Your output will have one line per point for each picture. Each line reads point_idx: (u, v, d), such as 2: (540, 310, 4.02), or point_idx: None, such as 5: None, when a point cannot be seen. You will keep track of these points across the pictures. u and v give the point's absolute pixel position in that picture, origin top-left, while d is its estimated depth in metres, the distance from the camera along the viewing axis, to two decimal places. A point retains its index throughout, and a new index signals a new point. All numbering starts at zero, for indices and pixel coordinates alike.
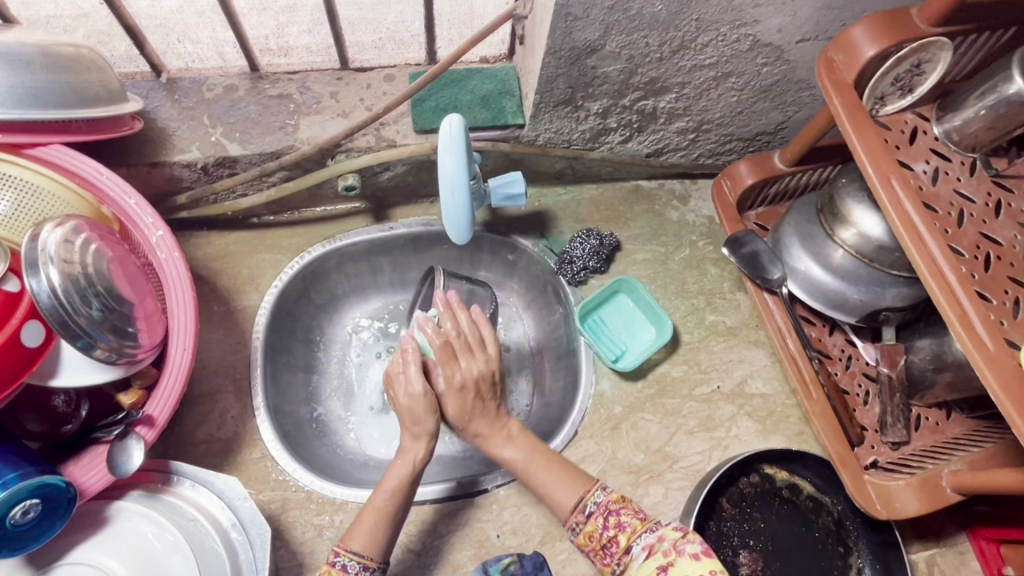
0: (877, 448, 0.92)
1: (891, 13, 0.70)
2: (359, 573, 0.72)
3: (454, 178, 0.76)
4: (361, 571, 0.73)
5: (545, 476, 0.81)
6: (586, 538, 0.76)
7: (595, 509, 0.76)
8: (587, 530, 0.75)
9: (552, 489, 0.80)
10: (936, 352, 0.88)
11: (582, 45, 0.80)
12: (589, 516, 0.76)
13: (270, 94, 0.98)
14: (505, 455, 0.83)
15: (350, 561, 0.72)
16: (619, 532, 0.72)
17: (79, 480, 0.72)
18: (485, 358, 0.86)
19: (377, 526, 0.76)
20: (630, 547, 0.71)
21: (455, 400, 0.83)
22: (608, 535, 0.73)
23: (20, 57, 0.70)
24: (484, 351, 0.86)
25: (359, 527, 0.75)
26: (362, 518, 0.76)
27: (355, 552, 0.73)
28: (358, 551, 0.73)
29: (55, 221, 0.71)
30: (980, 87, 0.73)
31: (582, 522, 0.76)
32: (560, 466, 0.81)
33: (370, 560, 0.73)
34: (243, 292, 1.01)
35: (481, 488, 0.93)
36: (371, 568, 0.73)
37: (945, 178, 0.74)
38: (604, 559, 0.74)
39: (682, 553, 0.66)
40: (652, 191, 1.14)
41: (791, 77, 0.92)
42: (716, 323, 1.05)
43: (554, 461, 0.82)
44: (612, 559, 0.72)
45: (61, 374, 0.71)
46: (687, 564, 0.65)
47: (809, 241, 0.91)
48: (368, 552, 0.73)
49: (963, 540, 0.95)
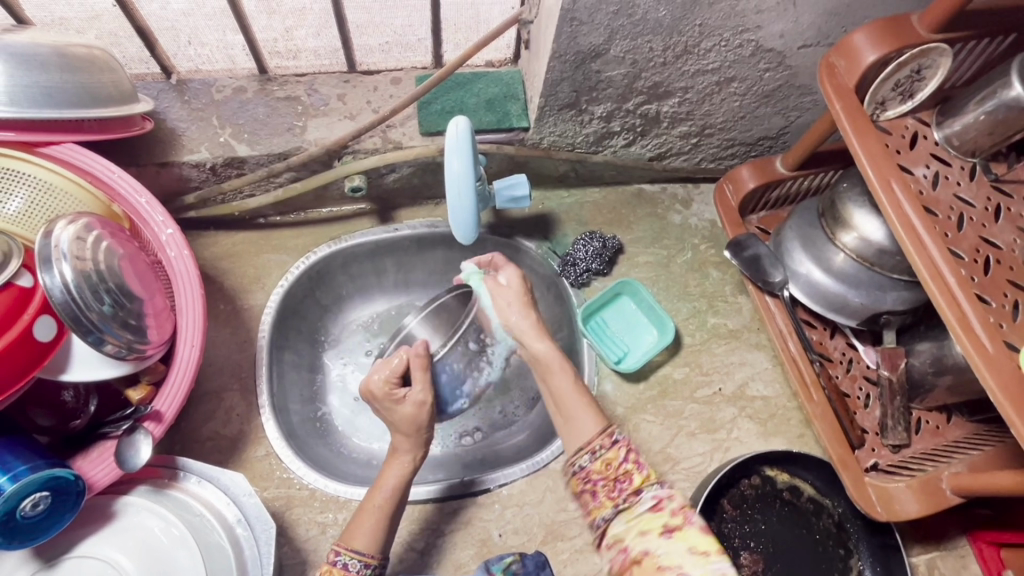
0: (878, 451, 0.93)
1: (892, 19, 0.72)
2: (360, 571, 0.73)
3: (461, 179, 0.77)
4: (363, 569, 0.73)
5: (569, 405, 0.73)
6: (600, 465, 0.66)
7: (620, 441, 0.67)
8: (605, 457, 0.66)
9: (574, 421, 0.71)
10: (936, 355, 0.89)
11: (587, 49, 0.81)
12: (613, 444, 0.67)
13: (277, 95, 0.99)
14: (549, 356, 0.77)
15: (351, 560, 0.72)
16: (636, 472, 0.65)
17: (88, 475, 0.73)
18: None
19: (378, 525, 0.76)
20: (640, 492, 0.64)
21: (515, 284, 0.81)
22: (625, 470, 0.65)
23: (35, 57, 0.72)
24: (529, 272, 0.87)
25: (360, 525, 0.75)
26: (363, 516, 0.76)
27: (356, 551, 0.73)
28: (360, 550, 0.74)
29: (68, 218, 0.72)
30: (979, 93, 0.74)
31: (604, 448, 0.67)
32: (583, 400, 0.73)
33: (370, 559, 0.74)
34: (249, 292, 1.02)
35: (480, 487, 0.94)
36: (373, 565, 0.74)
37: (944, 183, 0.75)
38: (610, 494, 0.65)
39: (692, 521, 0.60)
40: (654, 195, 1.15)
41: (793, 83, 0.93)
42: (717, 326, 1.06)
43: (580, 390, 0.75)
44: (619, 495, 0.64)
45: (71, 369, 0.72)
46: (695, 535, 0.59)
47: (810, 245, 0.92)
48: (370, 550, 0.74)
49: (963, 543, 0.95)
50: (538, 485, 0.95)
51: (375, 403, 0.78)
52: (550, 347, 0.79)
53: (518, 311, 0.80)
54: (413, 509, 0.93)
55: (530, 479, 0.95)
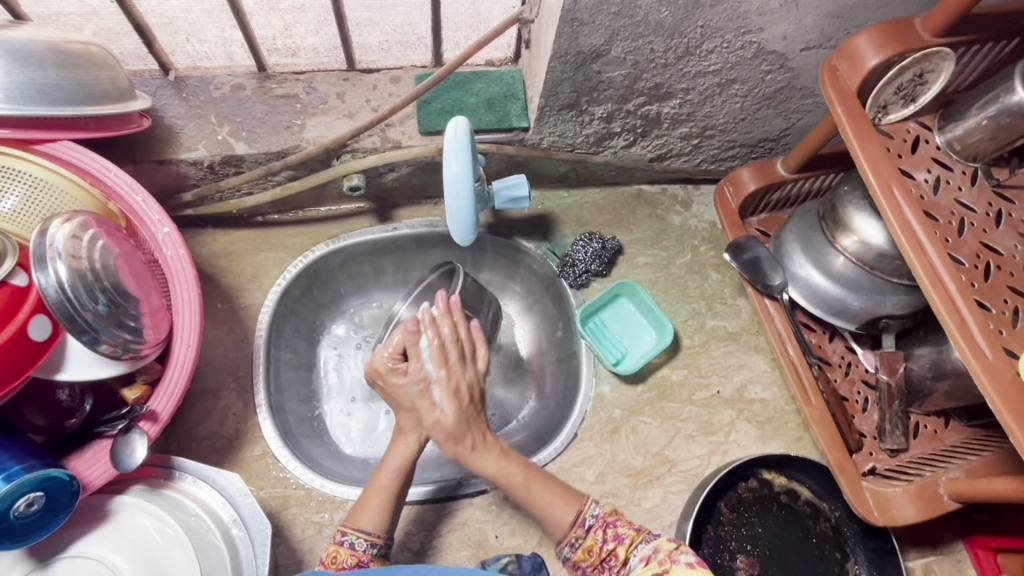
0: (876, 455, 0.92)
1: (894, 23, 0.71)
2: (367, 550, 0.74)
3: (459, 179, 0.76)
4: (369, 548, 0.74)
5: (537, 496, 0.77)
6: (583, 554, 0.73)
7: (593, 522, 0.74)
8: (585, 546, 0.73)
9: (548, 507, 0.76)
10: (935, 360, 0.89)
11: (588, 50, 0.81)
12: (588, 531, 0.74)
13: (276, 94, 0.98)
14: (495, 470, 0.78)
15: (357, 540, 0.73)
16: (618, 545, 0.71)
17: (82, 474, 0.73)
18: (474, 370, 0.84)
19: (385, 504, 0.77)
20: (628, 559, 0.69)
21: (447, 414, 0.78)
22: (607, 549, 0.71)
23: (32, 54, 0.71)
24: (465, 367, 0.82)
25: (366, 506, 0.76)
26: (370, 497, 0.77)
27: (362, 530, 0.74)
28: (366, 529, 0.75)
29: (63, 217, 0.71)
30: (982, 97, 0.73)
31: (580, 537, 0.73)
32: (548, 486, 0.77)
33: (377, 538, 0.75)
34: (246, 290, 1.02)
35: (467, 491, 0.93)
36: (380, 545, 0.75)
37: (946, 188, 0.74)
38: (602, 573, 0.71)
39: (676, 561, 0.63)
40: (654, 196, 1.14)
41: (794, 85, 0.92)
42: (716, 328, 1.06)
43: (545, 479, 0.78)
44: (612, 573, 0.70)
45: (66, 368, 0.71)
46: (682, 570, 0.62)
47: (810, 248, 0.92)
48: (375, 530, 0.75)
49: (960, 548, 0.95)
50: None
51: (380, 380, 0.84)
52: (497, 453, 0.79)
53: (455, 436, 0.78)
54: (410, 509, 0.93)
55: None
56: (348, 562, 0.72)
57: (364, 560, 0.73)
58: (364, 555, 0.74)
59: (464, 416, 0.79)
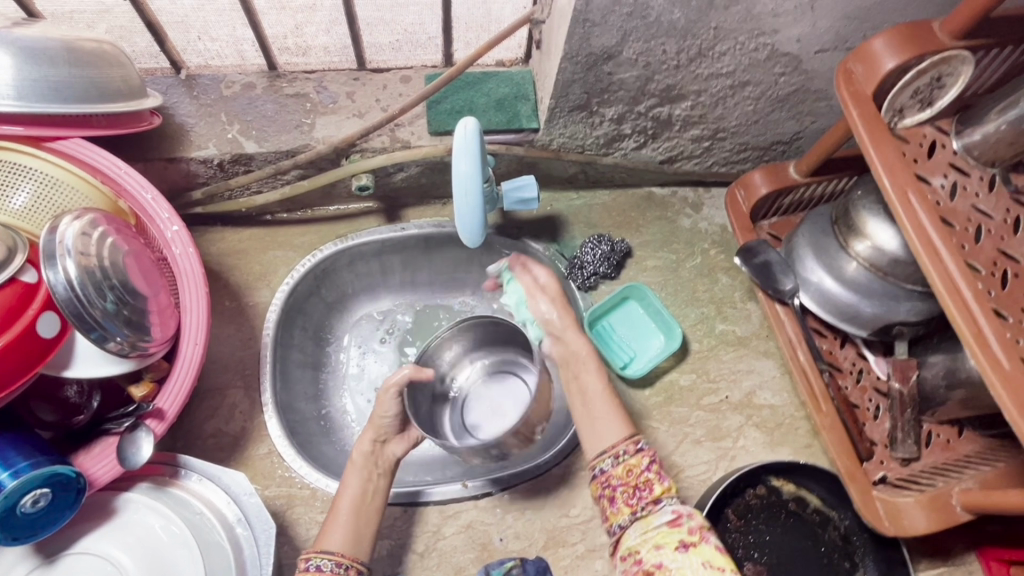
0: (886, 463, 0.91)
1: (913, 24, 0.70)
2: (334, 570, 0.72)
3: (468, 180, 0.76)
4: (336, 568, 0.73)
5: (593, 408, 0.78)
6: (622, 471, 0.71)
7: (644, 449, 0.72)
8: (628, 464, 0.71)
9: (594, 425, 0.76)
10: (949, 368, 0.87)
11: (599, 51, 0.80)
12: (638, 451, 0.72)
13: (287, 92, 0.98)
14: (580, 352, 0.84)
15: (323, 561, 0.73)
16: (657, 481, 0.70)
17: (89, 471, 0.73)
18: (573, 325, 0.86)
19: (349, 525, 0.77)
20: (659, 501, 0.69)
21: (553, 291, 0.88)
22: (645, 479, 0.70)
23: (45, 51, 0.71)
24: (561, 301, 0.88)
25: (331, 530, 0.76)
26: (333, 521, 0.77)
27: (327, 551, 0.74)
28: (331, 550, 0.74)
29: (73, 214, 0.72)
30: (1002, 102, 0.73)
31: (627, 454, 0.72)
32: (609, 405, 0.78)
33: (343, 557, 0.74)
34: (254, 288, 1.02)
35: (425, 499, 0.92)
36: (345, 564, 0.73)
37: (963, 194, 0.73)
38: (628, 500, 0.70)
39: (707, 539, 0.64)
40: (665, 198, 1.13)
41: (809, 88, 0.91)
42: (726, 332, 1.05)
43: (609, 391, 0.80)
44: (639, 501, 0.69)
45: (75, 365, 0.72)
46: (710, 552, 0.63)
47: (822, 253, 0.91)
48: (342, 550, 0.74)
49: (972, 559, 0.93)
50: (540, 490, 0.94)
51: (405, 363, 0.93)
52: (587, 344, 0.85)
53: (548, 315, 0.87)
54: (413, 511, 0.92)
55: (532, 484, 0.94)
56: None
57: None
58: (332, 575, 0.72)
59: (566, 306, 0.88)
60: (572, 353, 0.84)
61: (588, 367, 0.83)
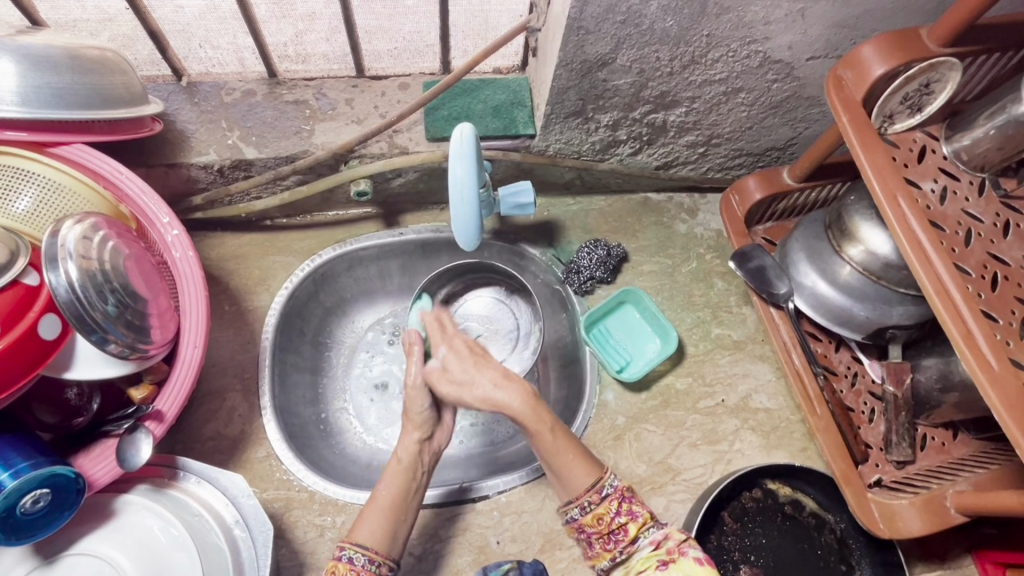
0: (882, 466, 0.92)
1: (900, 32, 0.71)
2: (365, 566, 0.73)
3: (464, 185, 0.77)
4: (368, 564, 0.74)
5: (558, 457, 0.76)
6: (592, 520, 0.73)
7: (610, 493, 0.73)
8: (596, 513, 0.73)
9: (566, 470, 0.76)
10: (943, 372, 0.87)
11: (594, 58, 0.81)
12: (603, 499, 0.73)
13: (286, 99, 1.00)
14: (527, 413, 0.76)
15: (356, 555, 0.73)
16: (630, 522, 0.72)
17: (88, 472, 0.74)
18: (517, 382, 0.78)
19: (385, 522, 0.77)
20: (636, 539, 0.72)
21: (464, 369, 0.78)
22: (618, 523, 0.73)
23: (48, 60, 0.73)
24: (486, 362, 0.80)
25: (364, 522, 0.77)
26: (366, 515, 0.78)
27: (360, 545, 0.75)
28: (363, 544, 0.75)
29: (75, 218, 0.73)
30: (989, 108, 0.73)
31: (593, 503, 0.73)
32: (567, 442, 0.77)
33: (376, 553, 0.75)
34: (253, 293, 1.03)
35: (475, 494, 0.94)
36: (378, 560, 0.74)
37: (953, 198, 0.74)
38: (606, 545, 0.74)
39: (685, 554, 0.67)
40: (660, 204, 1.14)
41: (801, 94, 0.92)
42: (721, 336, 1.05)
43: (569, 439, 0.77)
44: (616, 546, 0.73)
45: (75, 367, 0.73)
46: (690, 565, 0.66)
47: (816, 257, 0.91)
48: (374, 545, 0.75)
49: (968, 562, 0.94)
50: (537, 493, 0.95)
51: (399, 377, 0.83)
52: (523, 397, 0.76)
53: (461, 372, 0.78)
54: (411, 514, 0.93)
55: (530, 486, 0.95)
56: None
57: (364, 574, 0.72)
58: (364, 569, 0.73)
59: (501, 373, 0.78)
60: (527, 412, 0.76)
61: (545, 424, 0.76)
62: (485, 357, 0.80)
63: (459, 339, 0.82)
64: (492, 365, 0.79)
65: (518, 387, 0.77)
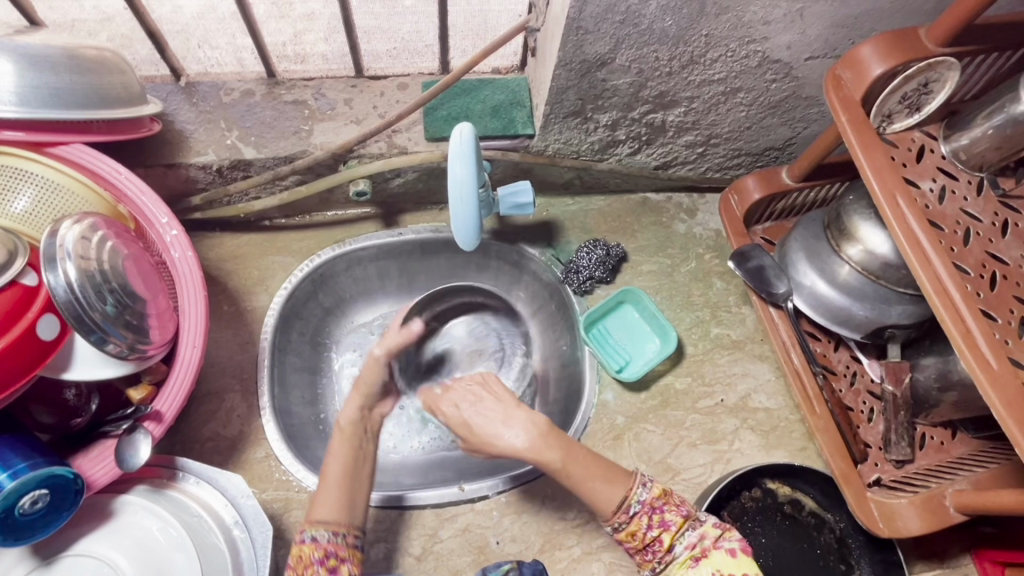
0: (881, 466, 0.92)
1: (899, 32, 0.71)
2: (330, 540, 0.73)
3: (463, 185, 0.77)
4: (333, 537, 0.73)
5: (587, 484, 0.73)
6: (627, 536, 0.73)
7: (639, 509, 0.72)
8: (629, 530, 0.72)
9: (592, 491, 0.73)
10: (941, 371, 0.87)
11: (593, 58, 0.81)
12: (633, 516, 0.72)
13: (285, 100, 0.99)
14: (540, 445, 0.74)
15: (318, 533, 0.73)
16: (664, 532, 0.71)
17: (87, 473, 0.74)
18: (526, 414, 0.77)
19: (341, 495, 0.77)
20: (673, 546, 0.71)
21: (473, 416, 0.78)
22: (651, 536, 0.72)
23: (46, 59, 0.73)
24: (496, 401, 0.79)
25: (321, 499, 0.76)
26: (322, 490, 0.77)
27: (321, 522, 0.74)
28: (324, 520, 0.74)
29: (74, 218, 0.73)
30: (988, 107, 0.74)
31: (624, 522, 0.72)
32: (597, 467, 0.74)
33: (339, 526, 0.74)
34: (252, 293, 1.03)
35: (412, 502, 0.93)
36: (341, 533, 0.74)
37: (951, 197, 0.74)
38: (645, 555, 0.73)
39: (719, 547, 0.70)
40: (659, 204, 1.14)
41: (800, 94, 0.93)
42: (721, 336, 1.06)
43: (595, 460, 0.75)
44: (655, 557, 0.72)
45: (74, 367, 0.72)
46: (721, 558, 0.69)
47: (815, 257, 0.92)
48: (336, 519, 0.75)
49: (968, 561, 0.94)
50: (536, 493, 0.94)
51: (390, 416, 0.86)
52: (532, 431, 0.75)
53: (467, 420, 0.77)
54: (410, 513, 0.93)
55: (529, 487, 0.95)
56: (314, 555, 0.71)
57: (330, 547, 0.72)
58: (330, 544, 0.72)
59: (507, 414, 0.77)
60: (542, 446, 0.74)
61: (565, 446, 0.75)
62: (491, 396, 0.80)
63: (463, 387, 0.82)
64: (499, 405, 0.78)
65: (525, 421, 0.76)
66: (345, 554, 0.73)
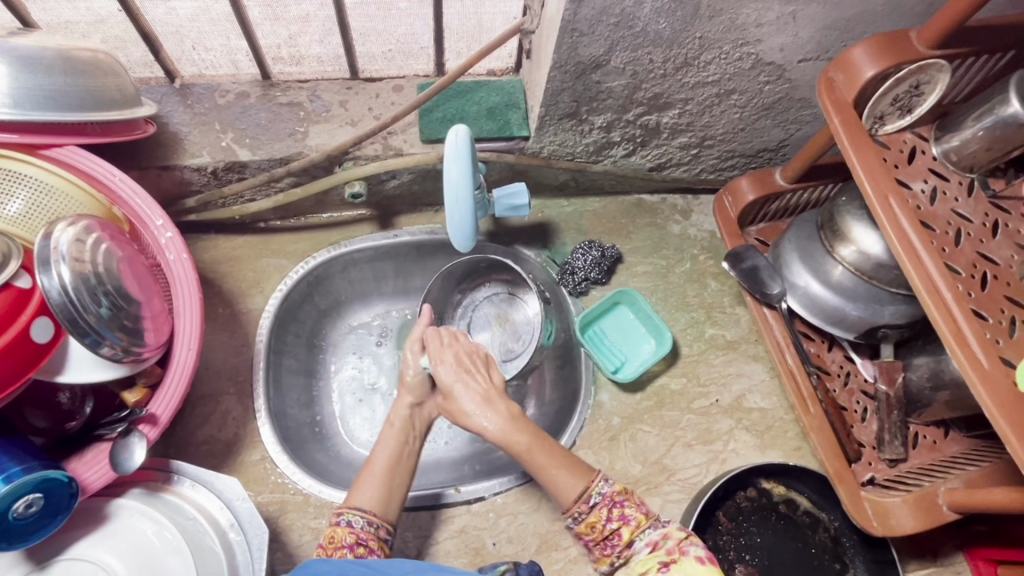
0: (874, 465, 0.93)
1: (891, 34, 0.71)
2: (364, 528, 0.75)
3: (458, 187, 0.77)
4: (366, 526, 0.76)
5: (550, 469, 0.75)
6: (585, 528, 0.72)
7: (599, 501, 0.72)
8: (588, 522, 0.72)
9: (553, 481, 0.74)
10: (934, 370, 0.88)
11: (587, 60, 0.82)
12: (592, 508, 0.72)
13: (279, 101, 0.99)
14: (505, 432, 0.76)
15: (353, 518, 0.75)
16: (624, 526, 0.70)
17: (81, 476, 0.73)
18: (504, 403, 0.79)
19: (382, 486, 0.79)
20: (632, 542, 0.70)
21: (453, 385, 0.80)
22: (610, 528, 0.71)
23: (40, 61, 0.72)
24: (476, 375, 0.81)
25: (362, 486, 0.79)
26: (365, 477, 0.80)
27: (358, 509, 0.76)
28: (361, 508, 0.77)
29: (67, 220, 0.72)
30: (978, 109, 0.74)
31: (583, 513, 0.72)
32: (557, 454, 0.76)
33: (374, 515, 0.76)
34: (248, 296, 1.02)
35: (448, 500, 0.93)
36: (375, 523, 0.76)
37: (943, 198, 0.75)
38: (604, 550, 0.72)
39: (686, 553, 0.64)
40: (654, 205, 1.15)
41: (793, 96, 0.93)
42: (715, 337, 1.06)
43: (559, 450, 0.76)
44: (614, 551, 0.71)
45: (69, 370, 0.72)
46: (691, 565, 0.63)
47: (808, 258, 0.92)
48: (371, 508, 0.77)
49: (960, 560, 0.95)
50: (533, 494, 0.94)
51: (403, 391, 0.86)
52: (505, 419, 0.77)
53: (447, 383, 0.80)
54: (406, 515, 0.93)
55: (525, 488, 0.95)
56: (346, 540, 0.74)
57: (363, 536, 0.74)
58: (362, 532, 0.75)
59: (488, 396, 0.79)
60: (509, 436, 0.76)
61: (542, 447, 0.76)
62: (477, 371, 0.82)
63: (454, 348, 0.83)
64: (476, 384, 0.80)
65: (502, 410, 0.78)
66: (374, 545, 0.75)
